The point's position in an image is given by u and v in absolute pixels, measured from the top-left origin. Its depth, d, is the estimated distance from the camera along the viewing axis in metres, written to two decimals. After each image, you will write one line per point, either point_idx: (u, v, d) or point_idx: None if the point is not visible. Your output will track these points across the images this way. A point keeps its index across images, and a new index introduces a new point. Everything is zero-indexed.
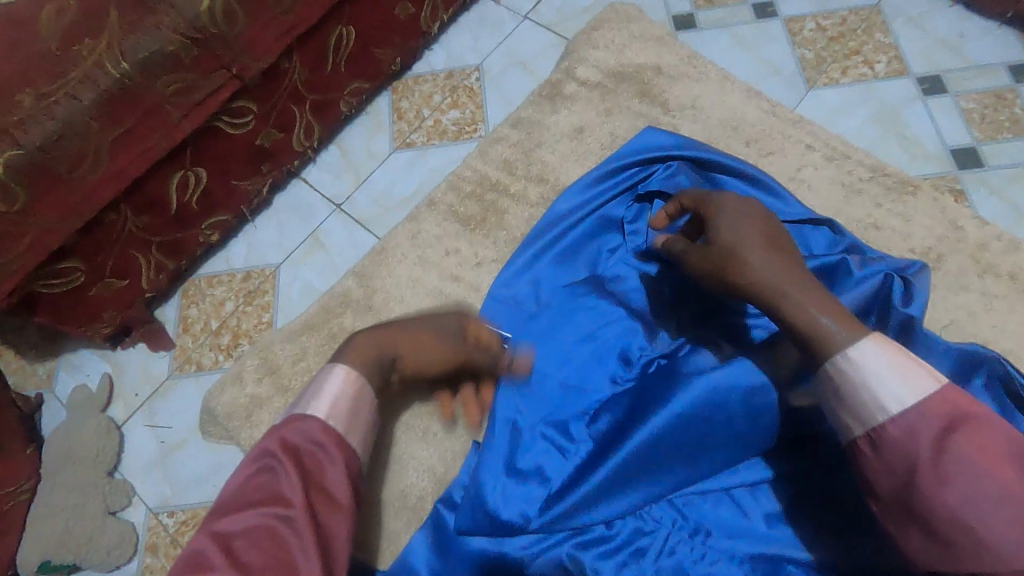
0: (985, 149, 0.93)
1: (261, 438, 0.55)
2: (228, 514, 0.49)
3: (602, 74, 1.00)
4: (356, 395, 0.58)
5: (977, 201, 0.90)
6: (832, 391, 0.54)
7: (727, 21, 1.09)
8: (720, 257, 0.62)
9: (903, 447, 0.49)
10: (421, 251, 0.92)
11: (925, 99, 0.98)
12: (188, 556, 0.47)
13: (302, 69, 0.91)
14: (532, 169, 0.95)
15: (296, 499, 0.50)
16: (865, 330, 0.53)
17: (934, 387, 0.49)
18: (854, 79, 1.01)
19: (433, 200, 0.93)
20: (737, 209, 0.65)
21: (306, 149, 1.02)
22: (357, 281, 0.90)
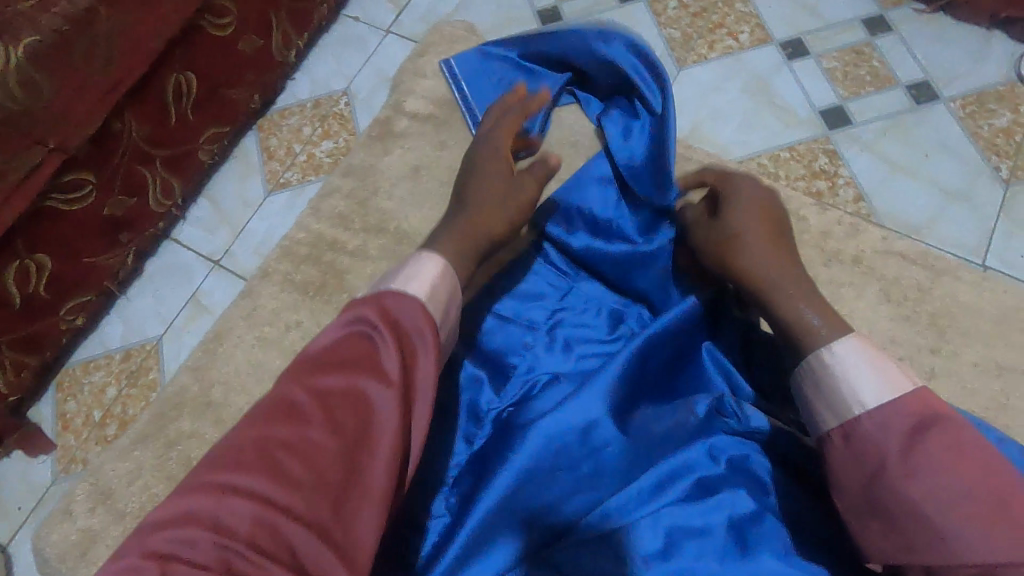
0: (851, 106, 0.95)
1: (354, 303, 0.52)
2: (322, 373, 0.48)
3: (432, 104, 0.93)
4: (449, 284, 0.57)
5: (850, 158, 0.92)
6: (812, 387, 0.53)
7: (592, 9, 1.07)
8: (722, 235, 0.66)
9: (874, 440, 0.47)
10: (258, 330, 0.84)
11: (789, 64, 0.99)
12: (278, 400, 0.46)
13: (142, 126, 0.83)
14: (370, 219, 0.88)
15: (393, 374, 0.48)
16: (850, 330, 0.54)
17: (908, 386, 0.49)
18: (722, 52, 1.01)
19: (267, 270, 0.87)
20: (751, 196, 0.68)
21: (169, 209, 0.94)
22: (192, 376, 0.83)
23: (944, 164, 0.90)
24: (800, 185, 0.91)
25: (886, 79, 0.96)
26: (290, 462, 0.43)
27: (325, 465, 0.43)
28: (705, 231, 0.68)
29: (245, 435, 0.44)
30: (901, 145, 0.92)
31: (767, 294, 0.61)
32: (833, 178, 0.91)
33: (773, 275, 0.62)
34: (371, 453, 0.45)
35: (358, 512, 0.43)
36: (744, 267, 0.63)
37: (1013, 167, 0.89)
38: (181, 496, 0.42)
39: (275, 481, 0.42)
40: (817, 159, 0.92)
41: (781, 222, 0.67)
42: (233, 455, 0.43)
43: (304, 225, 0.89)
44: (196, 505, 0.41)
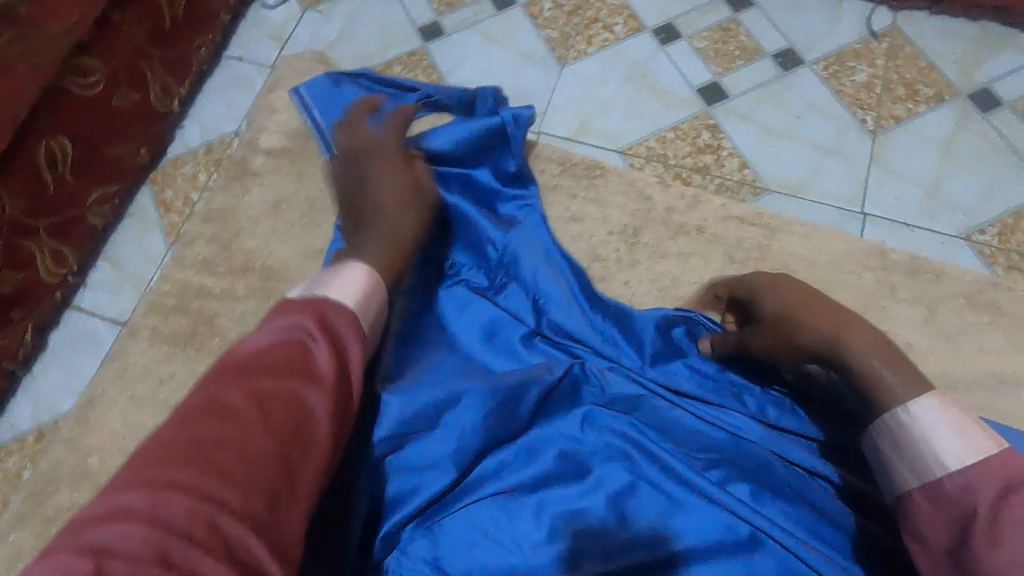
0: (725, 80, 1.00)
1: (289, 303, 0.48)
2: (254, 371, 0.43)
3: (286, 137, 0.94)
4: (380, 295, 0.53)
5: (731, 130, 0.96)
6: (890, 444, 0.51)
7: (471, 20, 1.09)
8: (775, 330, 0.61)
9: (959, 502, 0.46)
10: (132, 389, 0.82)
11: (664, 49, 1.03)
12: (206, 401, 0.42)
13: (16, 200, 0.80)
14: (236, 260, 0.88)
15: (326, 376, 0.45)
16: (926, 385, 0.51)
17: (995, 449, 0.46)
18: (600, 46, 1.05)
19: (135, 327, 0.85)
20: (773, 283, 0.64)
21: (64, 277, 0.92)
22: (69, 449, 0.81)
23: (815, 123, 0.95)
24: (687, 162, 0.95)
25: (754, 51, 1.01)
26: (224, 461, 0.39)
27: (258, 466, 0.39)
28: (765, 337, 0.63)
29: (174, 434, 0.40)
30: (775, 111, 0.97)
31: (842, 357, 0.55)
32: (716, 151, 0.95)
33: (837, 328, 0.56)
34: (305, 450, 0.42)
35: (293, 513, 0.40)
36: (809, 331, 0.58)
37: (877, 117, 0.95)
38: (102, 502, 0.37)
39: (209, 482, 0.38)
40: (701, 135, 0.96)
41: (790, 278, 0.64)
42: (162, 458, 0.38)
43: (169, 276, 0.87)
44: (124, 505, 0.36)
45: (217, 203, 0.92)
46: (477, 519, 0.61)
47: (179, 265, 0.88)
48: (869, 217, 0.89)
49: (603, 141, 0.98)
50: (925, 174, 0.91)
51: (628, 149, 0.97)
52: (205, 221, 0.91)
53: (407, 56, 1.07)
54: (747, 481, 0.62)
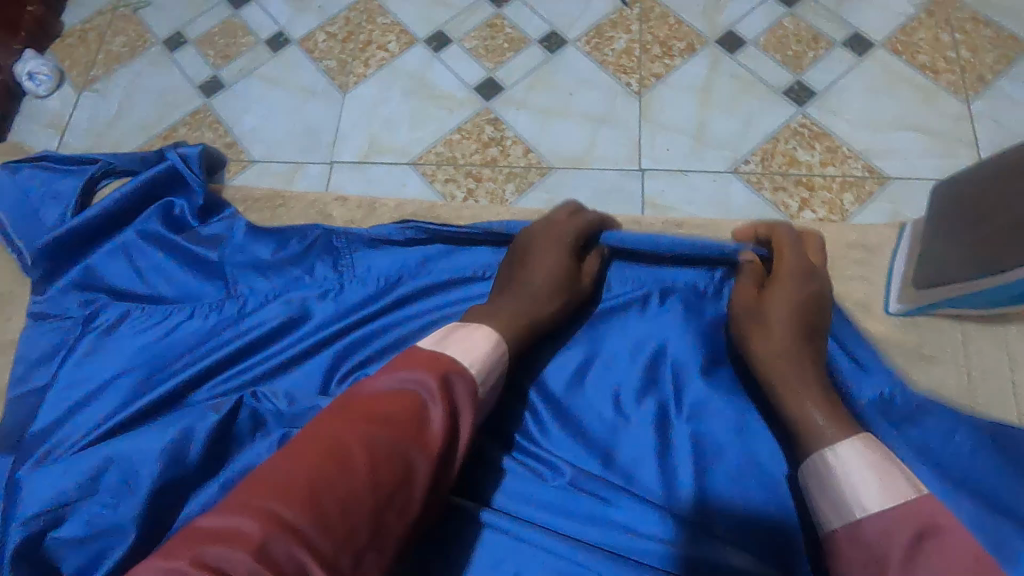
0: (499, 73, 1.04)
1: (417, 360, 0.51)
2: (375, 420, 0.47)
3: None
4: (498, 363, 0.58)
5: (511, 119, 1.00)
6: (818, 485, 0.52)
7: (249, 68, 1.09)
8: (755, 319, 0.65)
9: (873, 549, 0.45)
10: None
11: (438, 56, 1.06)
12: (327, 441, 0.45)
13: None
14: None
15: (438, 441, 0.48)
16: (862, 433, 0.52)
17: (915, 497, 0.46)
18: (378, 66, 1.07)
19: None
20: (798, 294, 0.65)
21: None
22: None
23: (586, 97, 1.00)
24: (476, 158, 0.98)
25: (520, 41, 1.06)
26: (331, 507, 0.42)
27: (358, 514, 0.43)
28: (747, 310, 0.67)
29: (295, 467, 0.43)
30: (549, 93, 1.01)
31: (782, 394, 0.60)
32: (501, 142, 0.98)
33: (806, 384, 0.59)
34: (401, 506, 0.46)
35: (375, 562, 0.44)
36: (765, 350, 0.63)
37: (640, 79, 1.00)
38: (218, 517, 0.41)
39: (312, 524, 0.41)
40: (484, 131, 1.00)
41: (826, 319, 0.65)
42: (282, 491, 0.42)
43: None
44: (238, 528, 0.40)
45: None
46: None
47: None
48: (647, 172, 0.94)
49: (396, 157, 0.99)
50: (689, 121, 0.97)
51: (419, 159, 0.99)
52: None
53: (191, 116, 1.06)
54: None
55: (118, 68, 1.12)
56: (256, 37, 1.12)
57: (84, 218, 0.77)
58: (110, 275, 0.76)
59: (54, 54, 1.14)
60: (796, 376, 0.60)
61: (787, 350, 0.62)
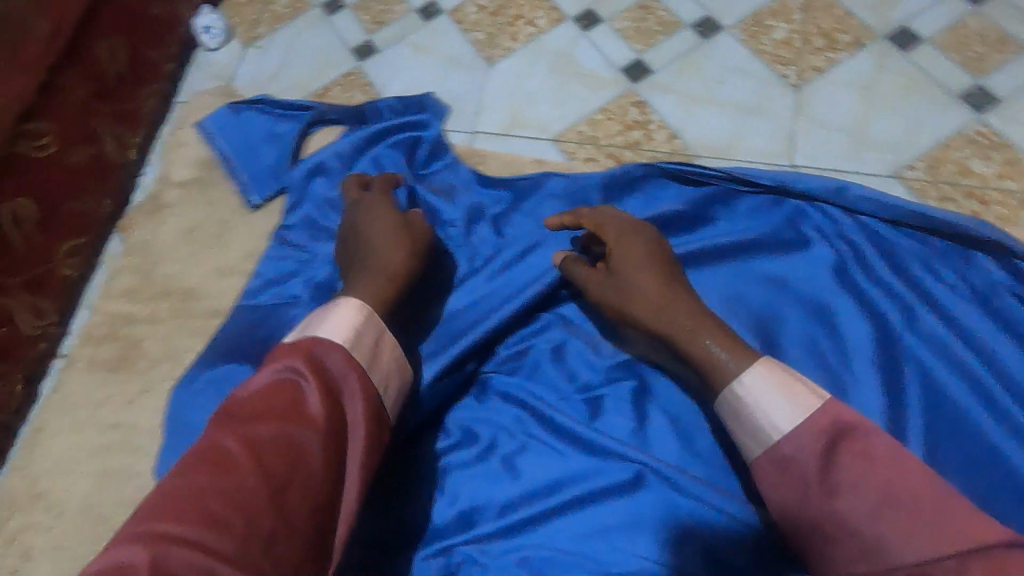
0: (648, 56, 1.02)
1: (278, 354, 0.55)
2: (248, 421, 0.50)
3: (195, 168, 1.04)
4: (375, 335, 0.59)
5: (657, 104, 0.99)
6: (731, 414, 0.58)
7: (400, 35, 1.13)
8: (619, 287, 0.68)
9: (794, 464, 0.52)
10: (75, 415, 0.92)
11: (586, 34, 1.06)
12: (209, 452, 0.47)
13: None
14: (157, 286, 0.98)
15: (319, 418, 0.51)
16: (757, 357, 0.58)
17: (816, 403, 0.53)
18: (525, 40, 1.08)
19: (74, 359, 0.96)
20: (635, 244, 0.70)
21: (44, 327, 0.97)
22: (18, 479, 0.90)
23: (738, 86, 0.97)
24: (619, 140, 0.97)
25: (673, 24, 1.04)
26: (224, 511, 0.44)
27: (257, 510, 0.45)
28: (601, 282, 0.70)
29: (177, 486, 0.45)
30: (698, 79, 0.99)
31: (679, 337, 0.63)
32: (645, 125, 0.97)
33: (692, 316, 0.64)
34: (303, 488, 0.48)
35: (288, 550, 0.45)
36: (642, 315, 0.66)
37: (798, 71, 0.96)
38: (109, 554, 0.42)
39: (211, 530, 0.43)
40: (628, 113, 0.99)
41: (670, 257, 0.70)
42: (164, 514, 0.43)
43: (100, 309, 0.98)
44: (130, 557, 0.41)
45: (138, 237, 1.03)
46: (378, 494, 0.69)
47: (108, 296, 0.98)
48: (800, 169, 0.91)
49: (537, 131, 1.01)
50: (850, 120, 0.92)
51: (560, 136, 0.99)
52: (130, 252, 1.02)
53: (344, 77, 1.12)
54: (622, 415, 0.70)
55: (281, 27, 1.19)
56: (409, 6, 1.15)
57: (324, 164, 0.90)
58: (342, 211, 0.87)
59: (225, 11, 1.23)
60: (652, 313, 0.65)
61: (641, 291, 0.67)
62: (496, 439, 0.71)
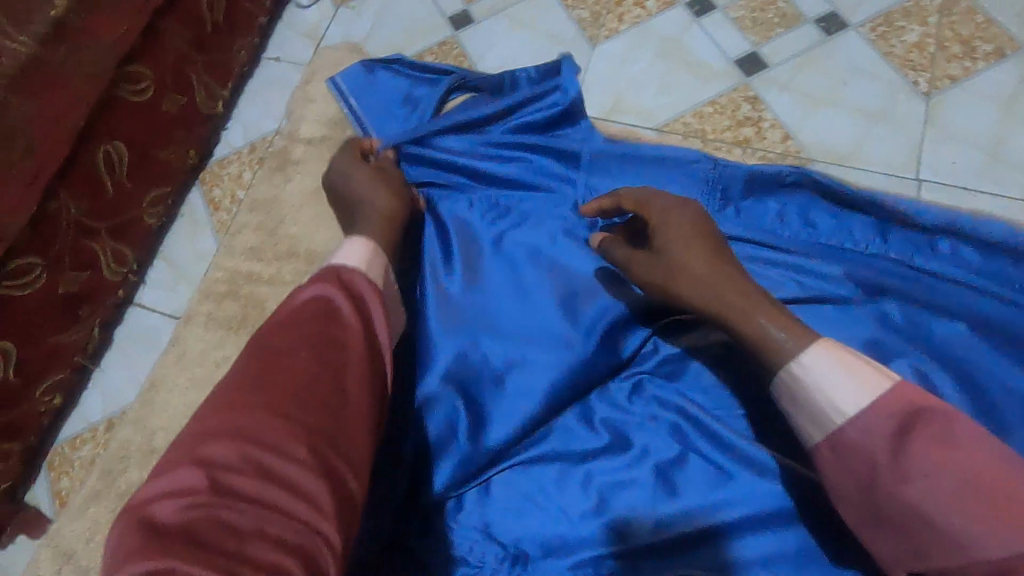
0: (764, 50, 0.96)
1: (310, 278, 0.58)
2: (291, 328, 0.53)
3: (323, 129, 1.04)
4: (382, 264, 0.64)
5: (771, 101, 0.93)
6: (788, 397, 0.57)
7: (499, 6, 1.09)
8: (669, 268, 0.65)
9: (861, 449, 0.52)
10: (190, 372, 0.93)
11: (699, 21, 1.00)
12: (262, 352, 0.52)
13: (78, 202, 0.85)
14: (281, 247, 0.98)
15: (356, 326, 0.55)
16: (815, 337, 0.56)
17: (885, 387, 0.52)
18: (632, 22, 1.03)
19: (191, 315, 0.96)
20: (683, 223, 0.66)
21: (126, 275, 0.97)
22: (134, 429, 0.91)
23: (861, 89, 0.91)
24: (727, 136, 0.92)
25: (794, 18, 0.97)
26: (285, 395, 0.48)
27: (316, 396, 0.49)
28: (646, 263, 0.68)
29: (239, 380, 0.50)
30: (818, 77, 0.93)
31: (724, 314, 0.61)
32: (758, 123, 0.92)
33: (741, 293, 0.61)
34: (352, 381, 0.52)
35: (351, 429, 0.50)
36: (688, 295, 0.63)
37: (931, 78, 0.90)
38: (195, 432, 0.47)
39: (278, 411, 0.48)
40: (740, 108, 0.93)
41: (717, 233, 0.67)
42: (236, 398, 0.48)
43: (220, 264, 0.99)
44: (215, 432, 0.46)
45: (262, 194, 1.03)
46: (523, 489, 0.69)
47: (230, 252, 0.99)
48: (925, 182, 0.85)
49: (640, 119, 0.96)
50: (985, 135, 0.86)
51: (665, 126, 0.95)
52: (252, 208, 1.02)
53: (439, 46, 1.08)
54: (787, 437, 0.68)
55: None
56: None
57: (464, 121, 0.85)
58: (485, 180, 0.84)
59: None
60: (689, 287, 0.63)
61: (679, 263, 0.64)
62: (648, 448, 0.69)
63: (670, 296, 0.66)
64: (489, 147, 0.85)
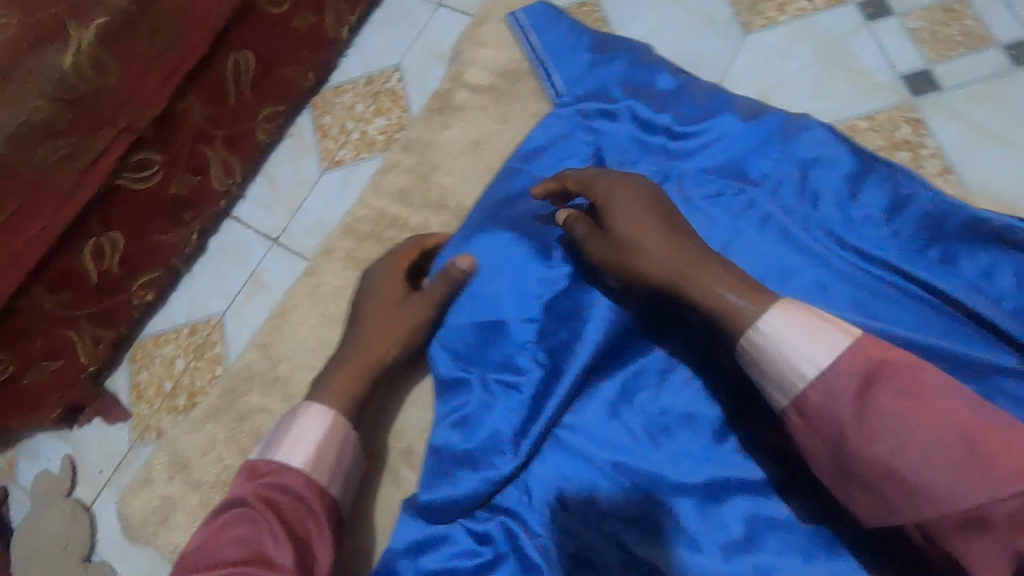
0: (940, 69, 0.87)
1: (239, 488, 0.59)
2: (209, 566, 0.52)
3: (494, 76, 0.92)
4: (340, 442, 0.63)
5: (937, 128, 0.85)
6: (753, 366, 0.53)
7: None
8: (624, 246, 0.62)
9: (824, 411, 0.48)
10: (323, 308, 0.86)
11: (869, 26, 0.91)
12: None
13: (202, 106, 0.84)
14: (430, 195, 0.89)
15: (278, 554, 0.52)
16: (771, 299, 0.52)
17: (846, 343, 0.48)
18: (794, 15, 0.94)
19: (330, 248, 0.90)
20: (628, 196, 0.64)
21: (230, 187, 0.96)
22: (259, 352, 0.86)
23: None
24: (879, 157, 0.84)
25: (980, 39, 0.88)
26: None
27: None
28: (602, 243, 0.65)
29: None
30: (996, 111, 0.84)
31: (679, 283, 0.58)
32: (916, 149, 0.84)
33: (676, 253, 0.59)
34: None
35: None
36: (645, 266, 0.61)
37: None
38: None
39: None
40: (899, 129, 0.85)
41: (670, 207, 0.65)
42: None
43: (366, 202, 0.91)
44: None
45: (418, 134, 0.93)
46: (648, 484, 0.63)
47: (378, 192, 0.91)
48: None
49: None
50: None
51: None
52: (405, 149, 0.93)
53: (579, 6, 1.01)
54: None
55: None
56: None
57: (659, 75, 0.80)
58: (663, 150, 0.77)
59: None
60: (647, 265, 0.61)
61: (633, 237, 0.62)
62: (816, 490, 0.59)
63: (628, 274, 0.62)
64: (681, 104, 0.77)
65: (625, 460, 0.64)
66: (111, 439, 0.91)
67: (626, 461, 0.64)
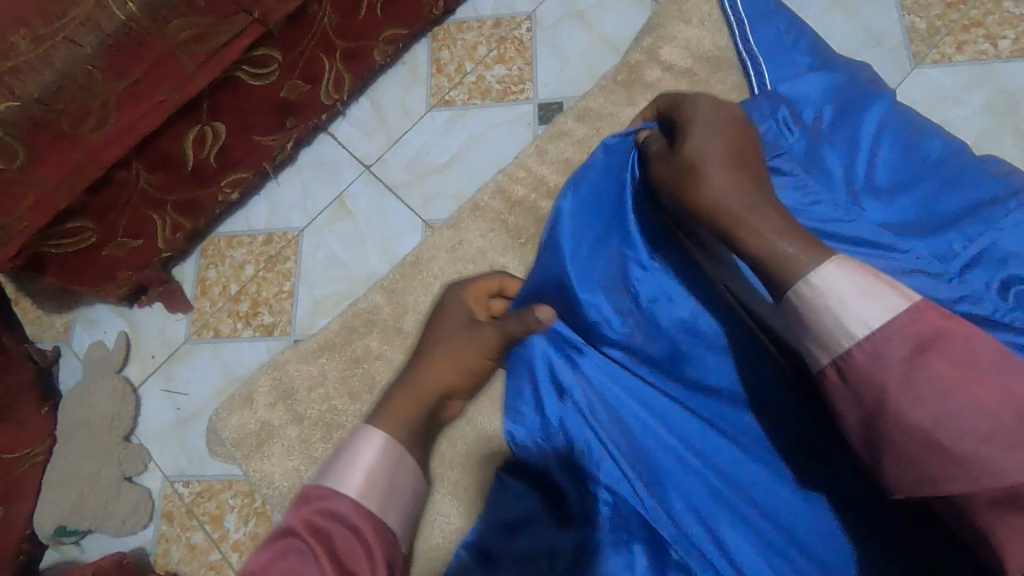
0: None
1: (280, 512, 0.47)
2: None
3: (693, 59, 0.89)
4: (397, 463, 0.51)
5: None
6: (796, 321, 0.50)
7: None
8: (684, 170, 0.60)
9: (869, 375, 0.45)
10: (461, 266, 0.85)
11: None
12: None
13: (334, 13, 0.79)
14: None
15: None
16: (828, 254, 0.49)
17: (903, 307, 0.45)
18: (972, 57, 0.86)
19: (479, 204, 0.87)
20: (719, 120, 0.62)
21: (335, 102, 0.92)
22: (386, 298, 0.85)
23: None
24: None
25: None
26: None
27: None
28: (667, 165, 0.63)
29: None
30: None
31: (732, 216, 0.55)
32: None
33: (736, 183, 0.56)
34: None
35: None
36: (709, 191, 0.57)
37: None
38: None
39: None
40: None
41: (750, 138, 0.62)
42: None
43: (525, 164, 0.87)
44: None
45: (598, 104, 0.89)
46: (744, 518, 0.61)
47: (543, 158, 0.87)
48: None
49: None
50: None
51: None
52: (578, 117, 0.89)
53: None
54: None
55: None
56: None
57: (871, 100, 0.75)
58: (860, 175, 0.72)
59: None
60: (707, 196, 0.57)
61: (712, 156, 0.59)
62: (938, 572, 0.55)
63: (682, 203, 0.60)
64: (884, 139, 0.73)
65: (752, 504, 0.62)
66: (170, 327, 0.91)
67: (754, 507, 0.62)
